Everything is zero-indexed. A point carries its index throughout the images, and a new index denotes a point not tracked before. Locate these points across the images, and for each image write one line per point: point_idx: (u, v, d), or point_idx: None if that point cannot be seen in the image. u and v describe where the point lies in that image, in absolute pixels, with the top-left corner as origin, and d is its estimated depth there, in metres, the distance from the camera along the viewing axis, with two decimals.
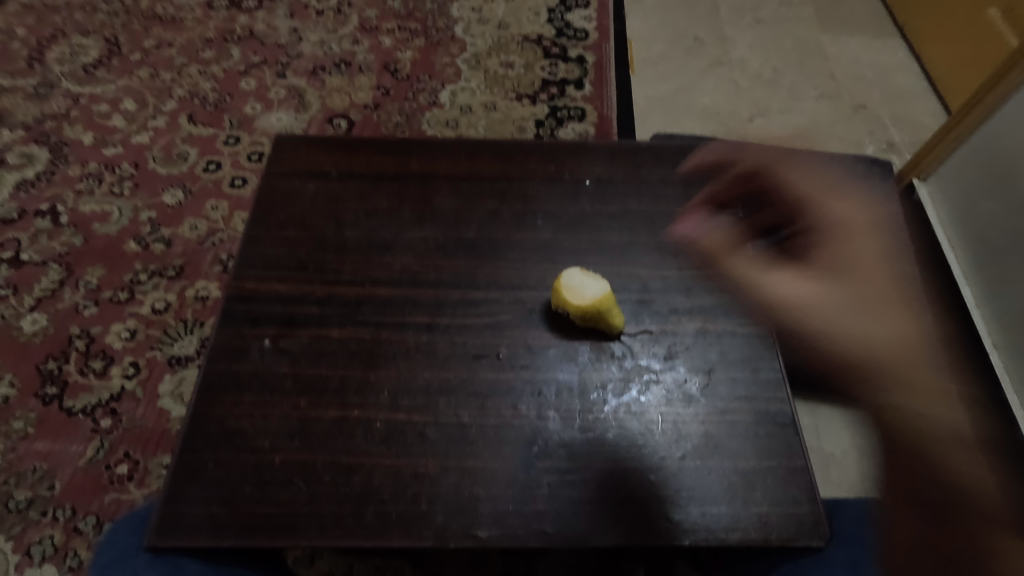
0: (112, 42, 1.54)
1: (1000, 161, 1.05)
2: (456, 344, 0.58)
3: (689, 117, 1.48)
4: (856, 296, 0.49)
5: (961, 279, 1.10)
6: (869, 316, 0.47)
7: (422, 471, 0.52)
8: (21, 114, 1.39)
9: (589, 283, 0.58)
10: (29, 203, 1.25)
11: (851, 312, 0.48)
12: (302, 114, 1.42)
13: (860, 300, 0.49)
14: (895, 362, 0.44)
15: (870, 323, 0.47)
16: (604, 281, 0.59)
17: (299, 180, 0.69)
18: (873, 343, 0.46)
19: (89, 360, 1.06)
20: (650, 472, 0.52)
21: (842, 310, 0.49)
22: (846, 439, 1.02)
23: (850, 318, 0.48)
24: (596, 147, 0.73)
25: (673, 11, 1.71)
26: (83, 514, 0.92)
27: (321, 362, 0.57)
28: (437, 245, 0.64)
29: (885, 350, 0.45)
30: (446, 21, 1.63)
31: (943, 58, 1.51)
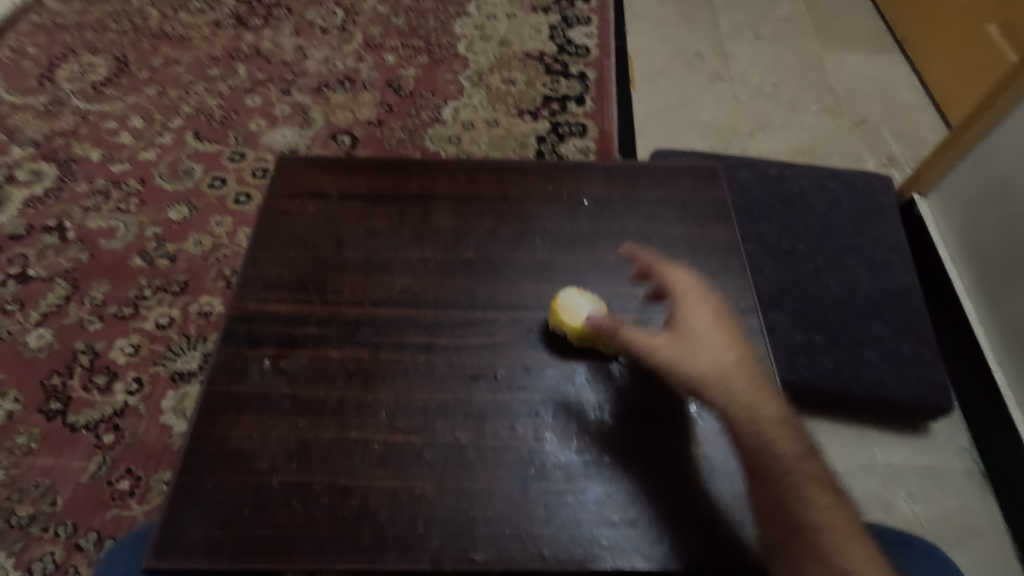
0: (121, 61, 1.57)
1: (1000, 177, 1.05)
2: (453, 364, 0.58)
3: (690, 132, 1.49)
4: (719, 351, 0.53)
5: (963, 295, 1.10)
6: (730, 368, 0.52)
7: (418, 493, 0.52)
8: (31, 131, 1.41)
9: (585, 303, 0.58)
10: (37, 219, 1.27)
11: (712, 365, 0.52)
12: (306, 130, 1.44)
13: (723, 356, 0.53)
14: (761, 405, 0.51)
15: (733, 376, 0.52)
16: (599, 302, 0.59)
17: (301, 201, 0.69)
18: (739, 392, 0.51)
19: (93, 375, 1.07)
20: (647, 495, 0.52)
21: (710, 363, 0.52)
22: (849, 456, 1.01)
23: (717, 372, 0.52)
24: (594, 166, 0.73)
25: (673, 27, 1.73)
26: (84, 530, 0.93)
27: (319, 383, 0.57)
28: (436, 265, 0.65)
29: (748, 399, 0.51)
30: (450, 38, 1.65)
31: (943, 73, 1.52)
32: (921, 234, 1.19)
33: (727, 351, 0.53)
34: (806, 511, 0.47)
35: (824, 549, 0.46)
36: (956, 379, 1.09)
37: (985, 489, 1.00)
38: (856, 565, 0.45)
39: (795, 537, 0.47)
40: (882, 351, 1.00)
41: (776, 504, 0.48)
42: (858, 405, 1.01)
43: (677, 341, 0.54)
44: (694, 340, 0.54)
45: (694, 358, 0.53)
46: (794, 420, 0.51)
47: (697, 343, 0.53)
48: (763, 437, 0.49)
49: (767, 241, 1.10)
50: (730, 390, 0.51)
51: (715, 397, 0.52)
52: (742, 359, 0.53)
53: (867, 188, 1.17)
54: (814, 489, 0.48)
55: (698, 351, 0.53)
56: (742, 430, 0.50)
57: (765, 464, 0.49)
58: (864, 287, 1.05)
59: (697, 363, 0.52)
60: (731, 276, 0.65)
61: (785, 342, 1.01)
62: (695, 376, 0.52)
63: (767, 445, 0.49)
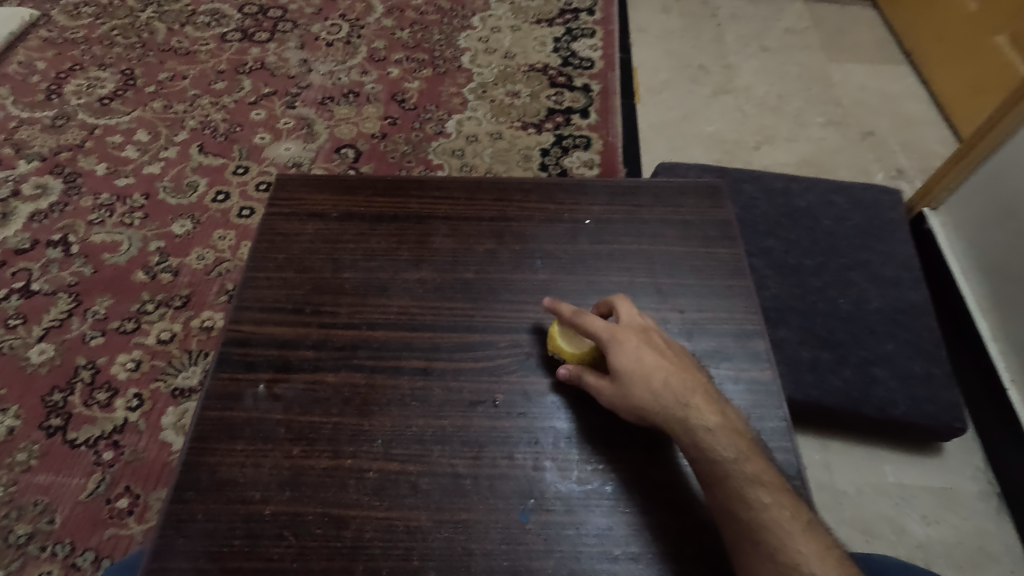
0: (128, 75, 1.58)
1: (1011, 192, 1.03)
2: (451, 390, 0.57)
3: (695, 145, 1.47)
4: (647, 377, 0.53)
5: (976, 312, 1.08)
6: (662, 389, 0.52)
7: (414, 524, 0.50)
8: (37, 145, 1.42)
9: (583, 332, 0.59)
10: (42, 233, 1.27)
11: (646, 391, 0.53)
12: (309, 143, 1.44)
13: (653, 381, 0.53)
14: (696, 415, 0.51)
15: (665, 396, 0.52)
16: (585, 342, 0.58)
17: (299, 221, 0.69)
18: (674, 408, 0.52)
19: (94, 391, 1.07)
20: (649, 527, 0.51)
21: (644, 389, 0.53)
22: (858, 477, 0.99)
23: (652, 396, 0.52)
24: (595, 185, 0.72)
25: (678, 39, 1.72)
26: (82, 549, 0.92)
27: (314, 410, 0.56)
28: (434, 287, 0.64)
29: (683, 414, 0.51)
30: (454, 51, 1.65)
31: (952, 85, 1.51)
32: (931, 248, 1.17)
33: (656, 373, 0.53)
34: (749, 511, 0.46)
35: (771, 547, 0.45)
36: (969, 398, 1.07)
37: (1000, 512, 0.97)
38: (806, 558, 0.44)
39: (742, 539, 0.46)
40: (892, 369, 0.98)
41: (720, 508, 0.48)
42: (867, 426, 0.99)
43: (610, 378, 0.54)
44: (625, 374, 0.54)
45: (631, 391, 0.53)
46: (732, 423, 0.51)
47: (627, 375, 0.54)
48: (701, 446, 0.50)
49: (774, 256, 1.09)
50: (667, 411, 0.52)
51: (659, 422, 0.52)
52: (672, 373, 0.53)
53: (875, 202, 1.15)
54: (755, 488, 0.47)
55: (631, 382, 0.53)
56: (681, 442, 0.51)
57: (705, 470, 0.49)
58: (873, 303, 1.03)
59: (634, 395, 0.53)
60: (735, 298, 0.64)
61: (792, 360, 0.99)
62: (634, 409, 0.53)
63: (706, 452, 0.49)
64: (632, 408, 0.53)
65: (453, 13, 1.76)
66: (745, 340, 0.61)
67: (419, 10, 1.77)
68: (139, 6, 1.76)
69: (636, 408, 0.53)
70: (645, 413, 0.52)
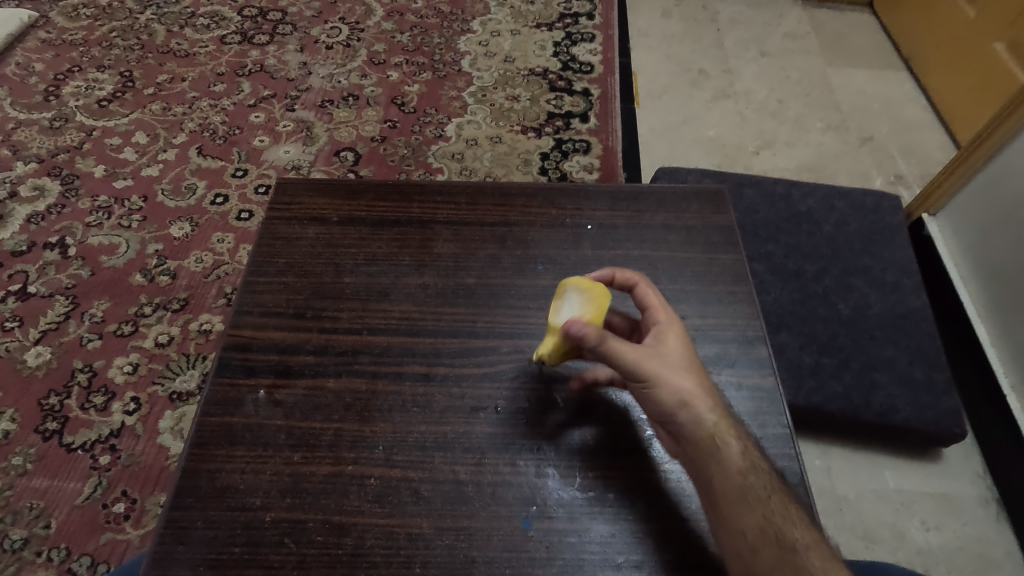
0: (126, 77, 1.57)
1: (1010, 198, 1.04)
2: (453, 396, 0.57)
3: (695, 149, 1.48)
4: (702, 371, 0.52)
5: (975, 318, 1.08)
6: (711, 389, 0.51)
7: (416, 531, 0.50)
8: (35, 147, 1.41)
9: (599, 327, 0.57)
10: (39, 236, 1.26)
11: (702, 385, 0.50)
12: (309, 146, 1.44)
13: (704, 376, 0.51)
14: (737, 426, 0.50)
15: (713, 396, 0.50)
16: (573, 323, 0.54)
17: (300, 225, 0.69)
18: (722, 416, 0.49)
19: (91, 395, 1.06)
20: (654, 534, 0.50)
21: (696, 380, 0.50)
22: (858, 482, 0.99)
23: (703, 390, 0.50)
24: (597, 191, 0.72)
25: (678, 44, 1.73)
26: (78, 554, 0.91)
27: (315, 416, 0.56)
28: (436, 292, 0.64)
29: (730, 423, 0.49)
30: (454, 55, 1.65)
31: (951, 91, 1.51)
32: (930, 254, 1.17)
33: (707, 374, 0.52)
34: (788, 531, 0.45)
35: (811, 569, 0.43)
36: (969, 403, 1.07)
37: (1000, 518, 0.97)
38: None
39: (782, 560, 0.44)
40: (892, 375, 0.98)
41: (763, 526, 0.45)
42: (867, 431, 0.99)
43: (665, 355, 0.51)
44: (681, 358, 0.51)
45: (686, 376, 0.50)
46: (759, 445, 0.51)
47: (683, 360, 0.51)
48: (748, 458, 0.48)
49: (774, 261, 1.09)
50: (719, 413, 0.49)
51: (702, 415, 0.49)
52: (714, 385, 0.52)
53: (875, 207, 1.16)
54: (790, 509, 0.46)
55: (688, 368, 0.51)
56: (727, 450, 0.48)
57: (748, 484, 0.47)
58: (873, 308, 1.04)
59: (690, 380, 0.50)
60: (738, 304, 0.64)
61: (793, 365, 0.99)
62: (683, 392, 0.49)
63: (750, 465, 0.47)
64: (681, 390, 0.49)
65: (453, 16, 1.76)
66: (748, 347, 0.61)
67: (419, 14, 1.77)
68: (138, 8, 1.76)
69: (684, 392, 0.49)
70: (694, 404, 0.49)
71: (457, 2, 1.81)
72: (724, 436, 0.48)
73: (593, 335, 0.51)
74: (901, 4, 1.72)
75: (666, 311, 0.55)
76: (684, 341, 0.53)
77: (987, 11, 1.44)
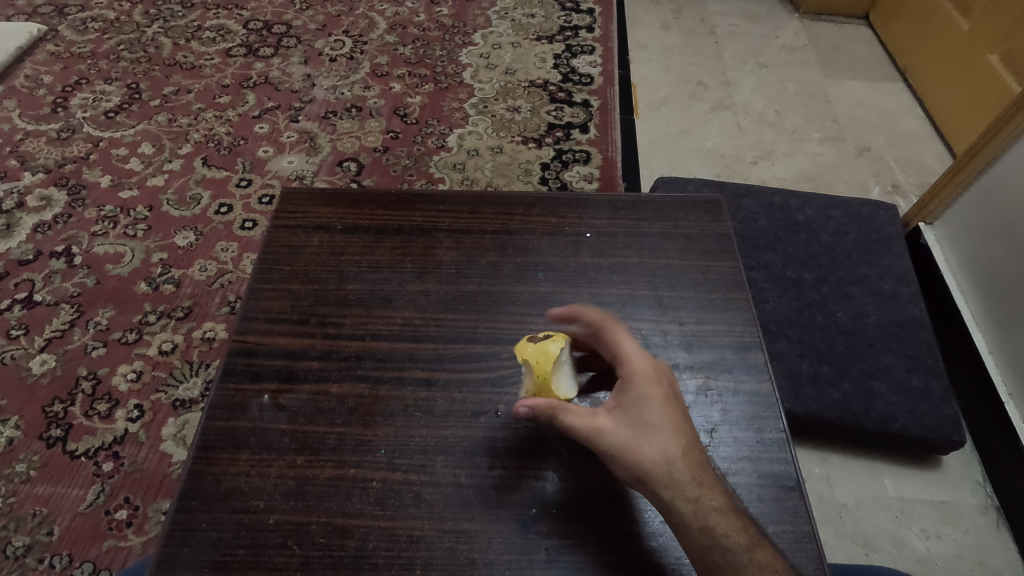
0: (133, 89, 1.60)
1: (1006, 207, 1.05)
2: (454, 401, 0.58)
3: (693, 160, 1.49)
4: (665, 437, 0.49)
5: (972, 326, 1.09)
6: (676, 459, 0.48)
7: (417, 534, 0.51)
8: (43, 157, 1.44)
9: (570, 374, 0.56)
10: (45, 244, 1.28)
11: (660, 457, 0.48)
12: (312, 156, 1.46)
13: (670, 444, 0.48)
14: (706, 496, 0.47)
15: (675, 465, 0.48)
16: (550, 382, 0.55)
17: (305, 233, 0.70)
18: (684, 486, 0.47)
19: (95, 402, 1.07)
20: (651, 536, 0.51)
21: (657, 451, 0.48)
22: (858, 490, 0.99)
23: (664, 462, 0.48)
24: (597, 200, 0.74)
25: (676, 56, 1.75)
26: (79, 561, 0.91)
27: (318, 420, 0.57)
28: (438, 298, 0.65)
29: (692, 493, 0.47)
30: (455, 67, 1.68)
31: (946, 102, 1.53)
32: (928, 263, 1.19)
33: (673, 439, 0.49)
34: None
35: None
36: (968, 411, 1.08)
37: (1000, 526, 0.97)
38: None
39: None
40: (891, 383, 0.98)
41: None
42: (866, 439, 0.99)
43: (623, 425, 0.50)
44: (639, 427, 0.49)
45: (642, 447, 0.48)
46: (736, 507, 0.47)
47: (643, 430, 0.49)
48: (710, 532, 0.46)
49: (772, 270, 1.10)
50: (679, 484, 0.47)
51: (660, 491, 0.47)
52: (688, 447, 0.49)
53: (872, 217, 1.17)
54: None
55: (646, 438, 0.49)
56: (686, 525, 0.46)
57: (710, 560, 0.45)
58: (871, 316, 1.04)
59: (647, 450, 0.48)
60: (735, 311, 0.65)
61: (791, 373, 1.00)
62: (638, 469, 0.48)
63: (714, 538, 0.45)
64: (638, 465, 0.48)
65: (455, 29, 1.79)
66: (744, 352, 0.62)
67: (422, 27, 1.79)
68: (145, 21, 1.79)
69: (639, 469, 0.48)
70: (650, 480, 0.48)
71: (459, 15, 1.84)
72: (684, 510, 0.46)
73: (541, 412, 0.52)
74: (897, 16, 1.75)
75: (637, 363, 0.52)
76: (651, 402, 0.50)
77: (980, 23, 1.46)
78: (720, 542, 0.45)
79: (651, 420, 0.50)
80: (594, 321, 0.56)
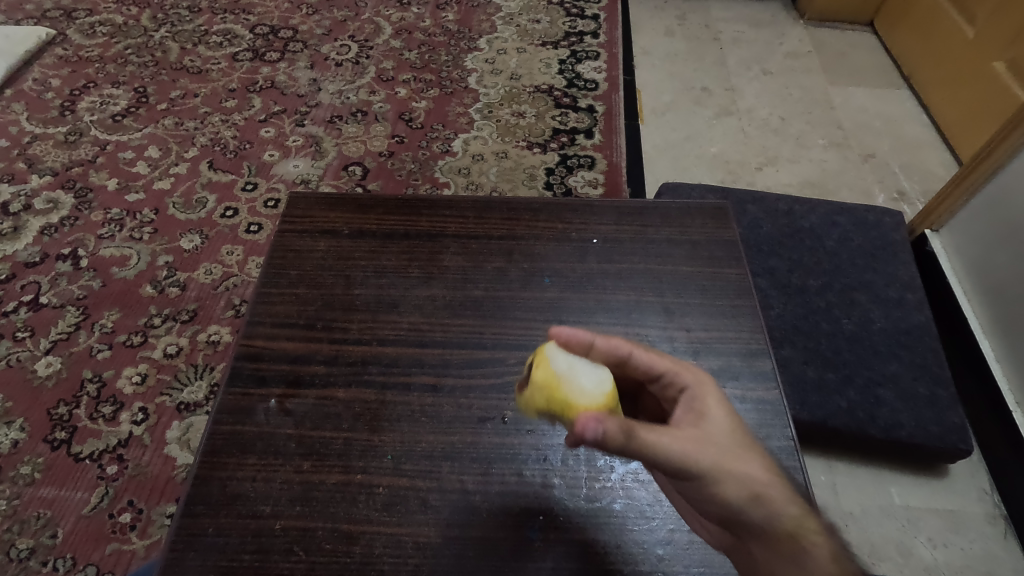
0: (140, 92, 1.61)
1: (1012, 214, 1.05)
2: (461, 407, 0.58)
3: (698, 165, 1.49)
4: (759, 452, 0.48)
5: (979, 333, 1.08)
6: (779, 475, 0.47)
7: (423, 540, 0.51)
8: (50, 160, 1.44)
9: (585, 371, 0.50)
10: (52, 247, 1.28)
11: (767, 472, 0.47)
12: (317, 161, 1.46)
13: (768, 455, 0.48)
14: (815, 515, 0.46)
15: (781, 481, 0.47)
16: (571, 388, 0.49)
17: (311, 238, 0.70)
18: (798, 505, 0.46)
19: (100, 405, 1.07)
20: (659, 545, 0.51)
21: (761, 466, 0.47)
22: (866, 498, 0.99)
23: (773, 478, 0.47)
24: (603, 206, 0.74)
25: (681, 62, 1.75)
26: (83, 564, 0.91)
27: (324, 425, 0.56)
28: (445, 304, 0.65)
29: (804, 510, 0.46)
30: (461, 72, 1.68)
31: (952, 109, 1.53)
32: (934, 270, 1.18)
33: (763, 454, 0.49)
34: None
35: None
36: (975, 419, 1.07)
37: (1008, 536, 0.96)
38: None
39: None
40: (897, 390, 0.98)
41: None
42: (873, 446, 0.99)
43: (720, 441, 0.47)
44: (737, 439, 0.48)
45: (747, 462, 0.47)
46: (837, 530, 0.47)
47: (741, 442, 0.48)
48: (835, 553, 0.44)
49: (777, 276, 1.10)
50: (791, 500, 0.46)
51: (778, 509, 0.45)
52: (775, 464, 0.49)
53: (877, 223, 1.17)
54: None
55: (746, 452, 0.47)
56: (814, 546, 0.44)
57: None
58: (877, 323, 1.04)
59: (753, 464, 0.47)
60: (742, 318, 0.64)
61: (797, 380, 0.99)
62: (755, 483, 0.46)
63: (843, 563, 0.43)
64: (750, 481, 0.46)
65: (460, 35, 1.80)
66: (752, 360, 0.61)
67: (428, 32, 1.80)
68: (153, 25, 1.80)
69: (756, 483, 0.46)
70: (767, 497, 0.45)
71: (464, 21, 1.85)
72: (810, 525, 0.45)
73: (618, 430, 0.43)
74: (901, 24, 1.75)
75: (700, 378, 0.52)
76: (732, 414, 0.50)
77: (986, 30, 1.46)
78: (853, 569, 0.43)
79: (741, 434, 0.49)
80: (622, 346, 0.53)
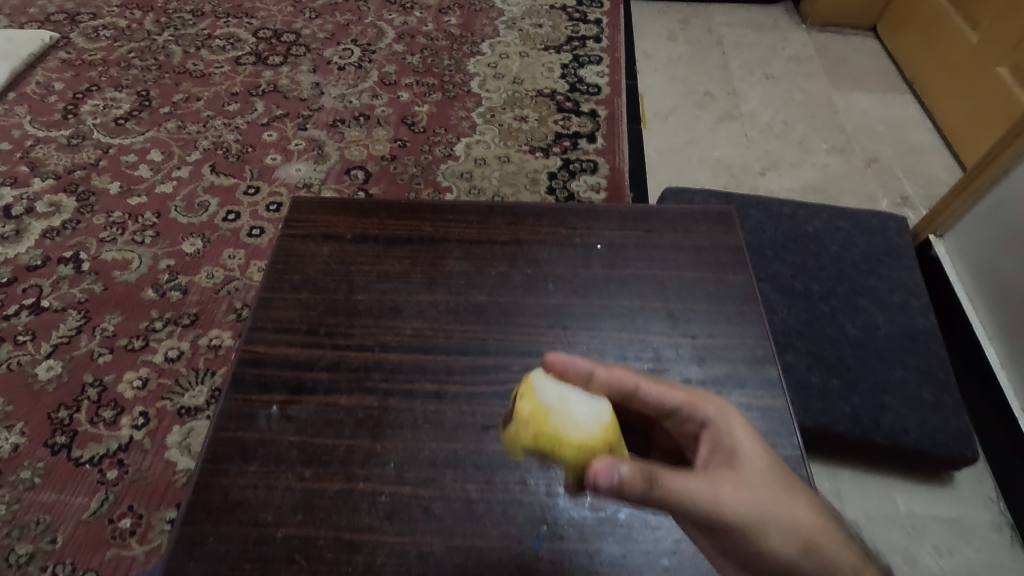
0: (143, 96, 1.61)
1: (1016, 220, 1.04)
2: (465, 414, 0.57)
3: (701, 170, 1.49)
4: (801, 492, 0.45)
5: (984, 339, 1.08)
6: (824, 516, 0.45)
7: (426, 549, 0.50)
8: (53, 164, 1.44)
9: (577, 402, 0.48)
10: (54, 250, 1.28)
11: (813, 516, 0.44)
12: (320, 165, 1.46)
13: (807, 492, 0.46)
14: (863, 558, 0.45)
15: (827, 523, 0.45)
16: (561, 422, 0.46)
17: (314, 242, 0.70)
18: (848, 549, 0.44)
19: (100, 409, 1.07)
20: (664, 555, 0.50)
21: (806, 509, 0.45)
22: (871, 505, 0.98)
23: (819, 522, 0.44)
24: (606, 212, 0.73)
25: (684, 66, 1.75)
26: (82, 570, 0.91)
27: (326, 432, 0.56)
28: (448, 309, 0.64)
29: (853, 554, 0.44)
30: (463, 76, 1.68)
31: (956, 114, 1.53)
32: (939, 276, 1.18)
33: (804, 492, 0.46)
34: None
35: None
36: (981, 426, 1.06)
37: (1014, 544, 0.95)
38: None
39: None
40: (901, 397, 0.97)
41: None
42: (877, 453, 0.98)
43: (758, 485, 0.44)
44: (773, 478, 0.45)
45: (791, 508, 0.44)
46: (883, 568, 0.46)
47: (781, 483, 0.45)
48: None
49: (781, 281, 1.09)
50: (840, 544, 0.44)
51: (829, 556, 0.43)
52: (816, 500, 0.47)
53: (881, 228, 1.16)
54: None
55: (787, 495, 0.45)
56: None
57: None
58: (881, 329, 1.03)
59: (797, 508, 0.44)
60: (747, 324, 0.64)
61: (801, 386, 0.99)
62: (801, 528, 0.44)
63: None
64: (797, 529, 0.43)
65: (463, 39, 1.80)
66: (758, 367, 0.61)
67: (430, 36, 1.80)
68: (156, 29, 1.80)
69: (804, 528, 0.44)
70: (817, 544, 0.43)
71: (467, 25, 1.85)
72: (865, 574, 0.44)
73: (637, 476, 0.41)
74: (904, 29, 1.75)
75: (722, 409, 0.48)
76: (764, 447, 0.47)
77: (989, 35, 1.46)
78: None
79: (779, 474, 0.46)
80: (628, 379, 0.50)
